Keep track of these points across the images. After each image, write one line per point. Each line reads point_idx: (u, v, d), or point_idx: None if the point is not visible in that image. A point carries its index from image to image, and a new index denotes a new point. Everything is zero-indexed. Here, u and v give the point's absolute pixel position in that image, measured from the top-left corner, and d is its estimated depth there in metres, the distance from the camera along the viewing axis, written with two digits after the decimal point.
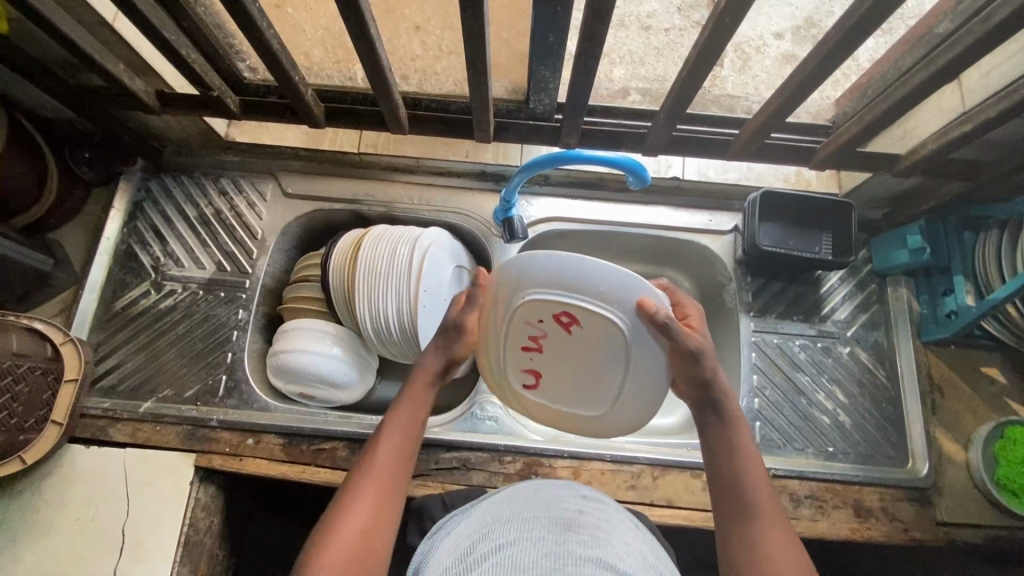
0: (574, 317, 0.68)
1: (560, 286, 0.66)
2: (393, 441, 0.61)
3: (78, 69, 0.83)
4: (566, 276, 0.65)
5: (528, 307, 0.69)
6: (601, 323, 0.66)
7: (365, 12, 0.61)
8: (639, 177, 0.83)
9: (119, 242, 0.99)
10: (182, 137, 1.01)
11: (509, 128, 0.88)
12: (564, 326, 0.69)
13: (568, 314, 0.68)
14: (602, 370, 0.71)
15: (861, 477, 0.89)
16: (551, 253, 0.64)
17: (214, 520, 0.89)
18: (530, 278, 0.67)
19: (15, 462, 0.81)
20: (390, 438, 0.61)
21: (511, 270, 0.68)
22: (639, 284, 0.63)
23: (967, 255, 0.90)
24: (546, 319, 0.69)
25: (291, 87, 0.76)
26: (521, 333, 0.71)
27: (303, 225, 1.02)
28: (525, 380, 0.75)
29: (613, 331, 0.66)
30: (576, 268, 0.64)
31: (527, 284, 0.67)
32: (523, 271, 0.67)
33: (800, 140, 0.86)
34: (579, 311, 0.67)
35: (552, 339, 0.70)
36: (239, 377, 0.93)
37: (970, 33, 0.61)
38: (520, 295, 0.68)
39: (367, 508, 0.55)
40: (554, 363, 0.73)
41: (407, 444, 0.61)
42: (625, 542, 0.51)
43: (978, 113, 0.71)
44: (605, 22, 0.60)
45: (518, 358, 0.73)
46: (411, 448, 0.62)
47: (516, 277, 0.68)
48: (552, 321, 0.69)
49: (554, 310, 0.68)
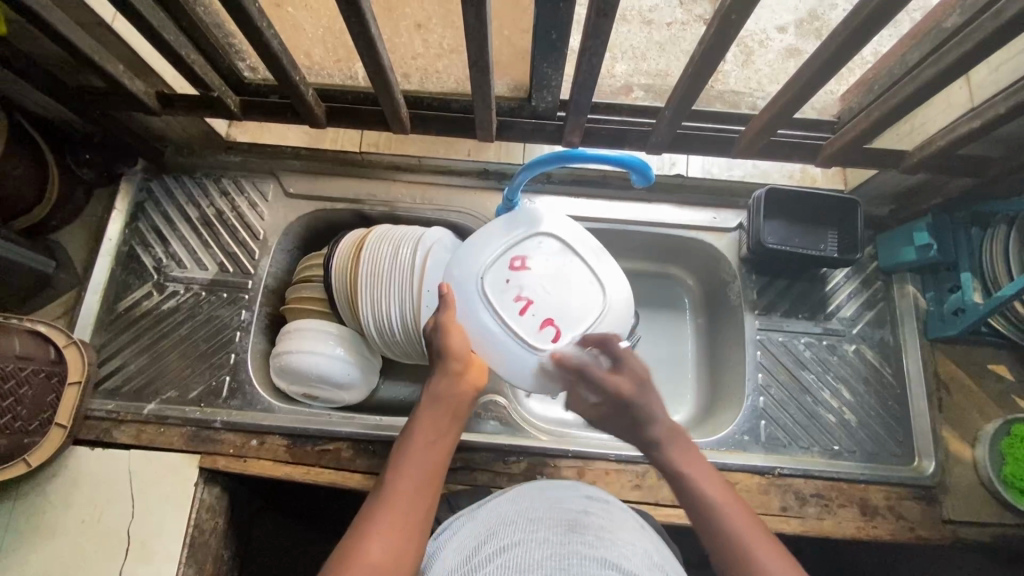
0: (523, 256, 0.79)
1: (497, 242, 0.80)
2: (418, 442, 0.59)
3: (77, 70, 0.82)
4: (486, 239, 0.80)
5: (489, 277, 0.78)
6: (543, 245, 0.80)
7: (366, 13, 0.60)
8: (642, 175, 0.82)
9: (121, 243, 0.99)
10: (183, 137, 1.00)
11: (511, 126, 0.87)
12: (523, 270, 0.78)
13: (515, 257, 0.79)
14: (576, 299, 0.78)
15: (869, 476, 0.89)
16: (469, 239, 0.81)
17: (219, 520, 0.90)
18: (472, 262, 0.79)
19: (19, 464, 0.81)
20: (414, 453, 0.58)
21: (456, 271, 0.79)
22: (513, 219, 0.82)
23: (974, 253, 0.88)
24: (508, 274, 0.78)
25: (293, 87, 0.75)
26: (506, 301, 0.77)
27: (306, 225, 1.02)
28: (552, 335, 0.77)
29: (559, 248, 0.80)
30: (491, 228, 0.82)
31: (472, 272, 0.78)
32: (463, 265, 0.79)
33: (805, 137, 0.86)
34: (520, 252, 0.80)
35: (527, 284, 0.78)
36: (242, 377, 0.93)
37: (979, 30, 0.60)
38: (480, 271, 0.78)
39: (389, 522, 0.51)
40: (550, 301, 0.77)
41: (429, 461, 0.57)
42: (630, 542, 0.51)
43: (987, 109, 0.70)
44: (609, 20, 0.59)
45: (528, 325, 0.77)
46: (436, 463, 0.58)
47: (466, 265, 0.79)
48: (518, 266, 0.78)
49: (506, 263, 0.79)
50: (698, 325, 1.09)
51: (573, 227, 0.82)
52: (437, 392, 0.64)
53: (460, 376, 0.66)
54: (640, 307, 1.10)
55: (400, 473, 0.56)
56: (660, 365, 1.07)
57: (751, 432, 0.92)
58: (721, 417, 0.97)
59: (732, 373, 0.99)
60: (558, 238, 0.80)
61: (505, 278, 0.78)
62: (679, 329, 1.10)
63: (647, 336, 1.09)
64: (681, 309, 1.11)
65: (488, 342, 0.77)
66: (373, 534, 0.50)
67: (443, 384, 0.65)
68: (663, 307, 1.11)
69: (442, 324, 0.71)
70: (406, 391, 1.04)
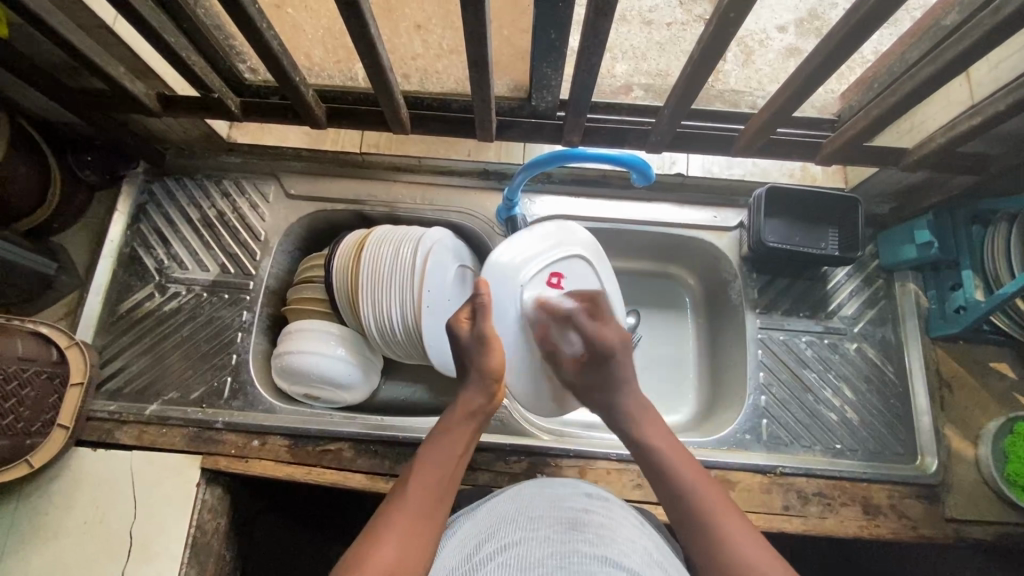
0: (557, 274, 0.86)
1: (540, 257, 0.84)
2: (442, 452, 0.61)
3: (79, 73, 0.82)
4: (530, 251, 0.84)
5: (529, 291, 0.83)
6: (574, 266, 0.87)
7: (365, 13, 0.61)
8: (643, 174, 0.83)
9: (123, 245, 0.99)
10: (184, 139, 1.00)
11: (511, 126, 0.87)
12: (556, 290, 0.86)
13: (551, 275, 0.85)
14: None
15: (871, 474, 0.88)
16: (508, 245, 0.83)
17: (221, 521, 0.91)
18: (517, 269, 0.83)
19: (21, 465, 0.81)
20: (435, 461, 0.60)
21: (498, 272, 0.82)
22: (551, 235, 0.86)
23: (976, 252, 0.88)
24: (543, 291, 0.84)
25: (293, 89, 0.76)
26: (537, 318, 0.84)
27: (306, 226, 1.02)
28: None
29: (588, 272, 0.88)
30: (533, 240, 0.85)
31: (513, 280, 0.83)
32: (507, 275, 0.82)
33: (805, 135, 0.85)
34: (556, 269, 0.86)
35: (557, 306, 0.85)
36: (244, 378, 0.93)
37: (978, 27, 0.60)
38: (521, 284, 0.83)
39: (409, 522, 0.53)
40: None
41: (450, 470, 0.59)
42: (630, 540, 0.50)
43: (987, 107, 0.70)
44: (608, 19, 0.59)
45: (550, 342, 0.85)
46: (453, 472, 0.60)
47: (510, 270, 0.82)
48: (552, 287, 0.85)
49: (544, 279, 0.85)
50: (699, 324, 1.09)
51: (593, 246, 0.90)
52: (464, 406, 0.66)
53: (490, 391, 0.67)
54: (640, 307, 1.10)
55: (421, 477, 0.58)
56: (661, 364, 1.07)
57: (753, 431, 0.92)
58: (722, 416, 0.97)
59: (733, 372, 0.99)
60: (587, 261, 0.89)
61: (541, 293, 0.84)
62: (680, 329, 1.10)
63: (648, 336, 1.09)
64: (682, 308, 1.11)
65: (510, 352, 0.84)
66: (394, 531, 0.52)
67: (470, 396, 0.66)
68: (664, 306, 1.11)
69: (482, 334, 0.69)
70: (407, 391, 1.04)
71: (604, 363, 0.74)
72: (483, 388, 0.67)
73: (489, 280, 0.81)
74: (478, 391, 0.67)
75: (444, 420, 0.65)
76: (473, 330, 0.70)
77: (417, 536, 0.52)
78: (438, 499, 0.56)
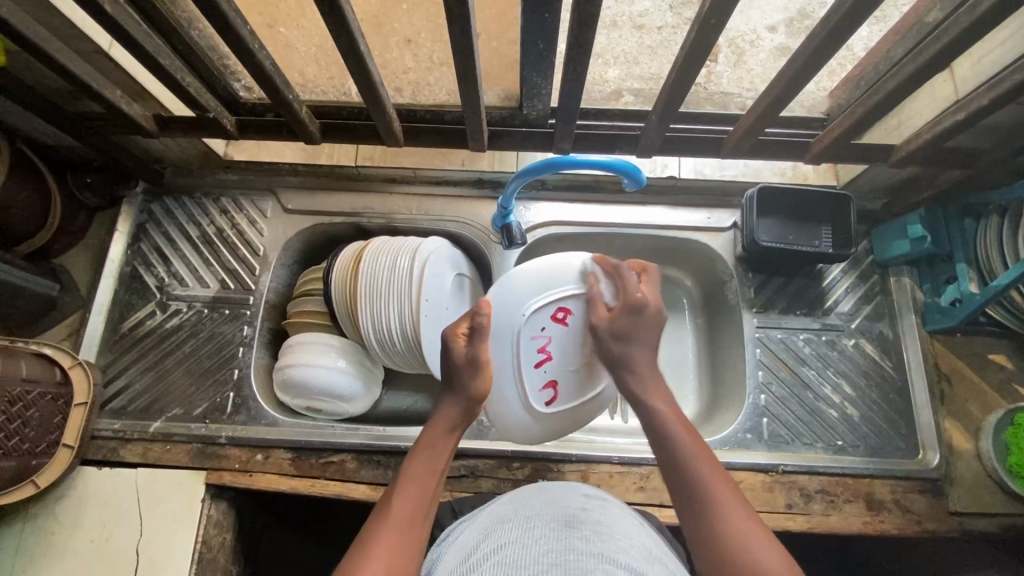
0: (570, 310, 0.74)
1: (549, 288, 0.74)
2: (423, 465, 0.61)
3: (77, 97, 0.84)
4: (545, 276, 0.75)
5: (529, 323, 0.74)
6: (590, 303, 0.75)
7: (355, 33, 0.62)
8: (634, 179, 0.84)
9: (124, 264, 1.01)
10: (182, 158, 1.02)
11: (504, 135, 0.88)
12: (561, 325, 0.74)
13: (562, 309, 0.74)
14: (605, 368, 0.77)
15: (872, 470, 0.89)
16: (521, 273, 0.76)
17: (227, 536, 0.91)
18: (522, 295, 0.75)
19: (27, 486, 0.82)
20: (411, 481, 0.59)
21: (505, 295, 0.75)
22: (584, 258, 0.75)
23: (968, 245, 0.89)
24: (545, 325, 0.74)
25: (286, 107, 0.77)
26: (530, 351, 0.74)
27: (304, 240, 1.03)
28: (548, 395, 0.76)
29: None
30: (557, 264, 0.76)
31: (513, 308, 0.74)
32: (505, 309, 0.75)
33: (793, 135, 0.86)
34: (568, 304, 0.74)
35: (558, 341, 0.75)
36: (246, 394, 0.94)
37: (955, 25, 0.61)
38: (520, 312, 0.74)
39: (388, 544, 0.53)
40: (566, 366, 0.76)
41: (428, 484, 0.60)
42: (627, 536, 0.51)
43: (970, 102, 0.71)
44: (592, 29, 0.60)
45: (536, 377, 0.75)
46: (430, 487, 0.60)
47: (514, 297, 0.75)
48: (556, 322, 0.74)
49: (548, 313, 0.74)
50: (698, 324, 1.10)
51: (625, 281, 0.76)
52: (443, 422, 0.66)
53: (469, 410, 0.68)
54: None
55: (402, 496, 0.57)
56: (660, 367, 1.07)
57: (754, 431, 0.92)
58: (722, 417, 0.97)
59: (733, 372, 0.99)
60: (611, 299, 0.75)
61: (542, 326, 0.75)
62: (679, 330, 1.10)
63: None
64: (680, 308, 1.11)
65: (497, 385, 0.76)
66: (379, 549, 0.52)
67: (448, 409, 0.67)
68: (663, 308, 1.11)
69: (477, 358, 0.68)
70: (409, 401, 1.05)
71: (636, 319, 0.68)
72: (461, 405, 0.67)
73: (493, 300, 0.75)
74: (455, 399, 0.68)
75: (425, 435, 0.65)
76: (469, 351, 0.69)
77: (403, 550, 0.53)
78: (421, 513, 0.57)
